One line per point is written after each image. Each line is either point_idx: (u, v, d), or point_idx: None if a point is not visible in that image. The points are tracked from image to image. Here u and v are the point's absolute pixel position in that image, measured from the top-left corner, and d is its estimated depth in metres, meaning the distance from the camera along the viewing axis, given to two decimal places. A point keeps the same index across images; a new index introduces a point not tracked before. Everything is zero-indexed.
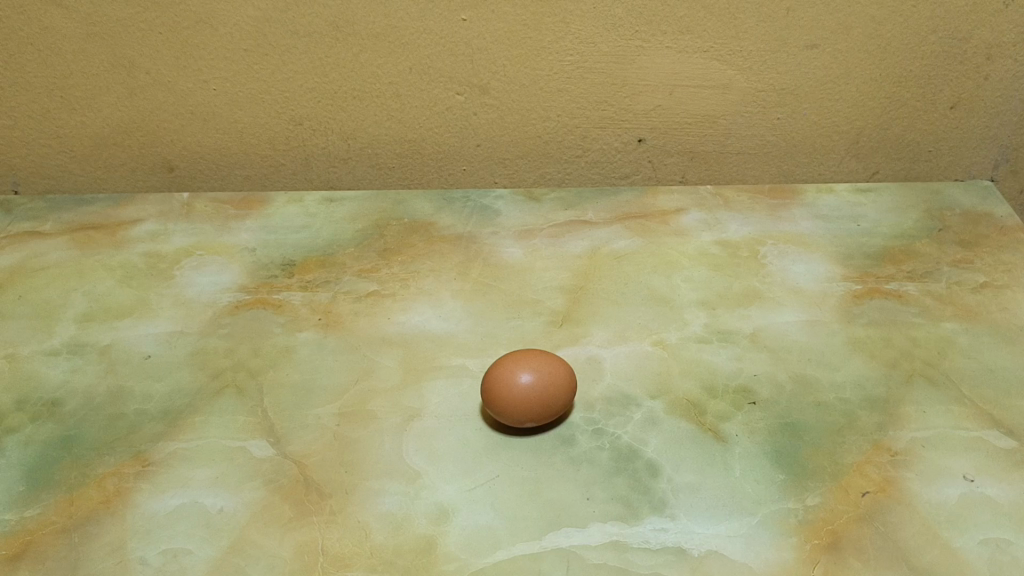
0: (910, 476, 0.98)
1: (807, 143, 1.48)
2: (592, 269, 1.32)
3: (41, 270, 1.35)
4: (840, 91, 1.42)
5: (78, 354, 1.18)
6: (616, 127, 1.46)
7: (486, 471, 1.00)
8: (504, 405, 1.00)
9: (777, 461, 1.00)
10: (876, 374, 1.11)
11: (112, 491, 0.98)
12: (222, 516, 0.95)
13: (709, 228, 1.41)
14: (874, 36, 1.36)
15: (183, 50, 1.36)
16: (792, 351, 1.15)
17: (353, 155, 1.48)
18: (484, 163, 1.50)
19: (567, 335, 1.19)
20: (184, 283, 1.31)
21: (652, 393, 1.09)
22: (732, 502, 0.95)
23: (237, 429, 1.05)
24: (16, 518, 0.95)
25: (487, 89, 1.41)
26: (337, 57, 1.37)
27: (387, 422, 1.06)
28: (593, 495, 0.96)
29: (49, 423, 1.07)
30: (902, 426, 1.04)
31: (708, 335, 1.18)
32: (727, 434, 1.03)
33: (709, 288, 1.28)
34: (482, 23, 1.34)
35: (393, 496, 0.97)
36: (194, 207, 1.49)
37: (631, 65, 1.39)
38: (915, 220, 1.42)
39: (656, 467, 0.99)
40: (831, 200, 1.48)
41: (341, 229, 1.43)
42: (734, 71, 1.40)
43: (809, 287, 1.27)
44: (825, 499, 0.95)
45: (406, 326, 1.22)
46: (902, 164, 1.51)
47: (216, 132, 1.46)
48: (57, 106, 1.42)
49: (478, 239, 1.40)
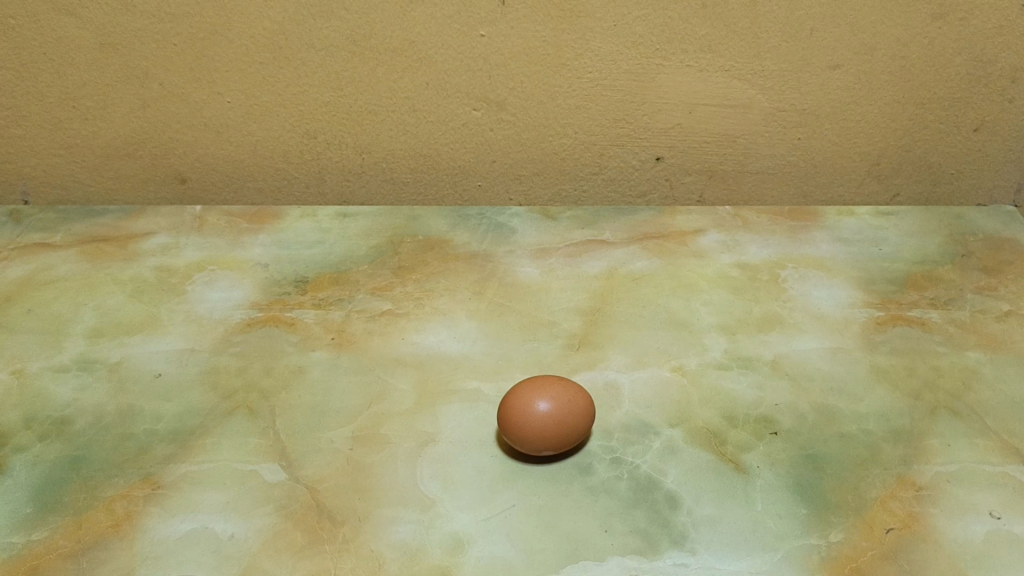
0: (935, 512, 0.95)
1: (828, 164, 1.46)
2: (609, 291, 1.30)
3: (51, 282, 1.33)
4: (863, 112, 1.40)
5: (88, 371, 1.16)
6: (634, 145, 1.44)
7: (502, 500, 0.97)
8: (521, 434, 0.98)
9: (800, 494, 0.97)
10: (901, 405, 1.09)
11: (121, 515, 0.95)
12: (232, 543, 0.92)
13: (728, 250, 1.39)
14: (898, 57, 1.35)
15: (198, 62, 1.35)
16: (814, 380, 1.13)
17: (368, 170, 1.47)
18: (500, 179, 1.48)
19: (584, 359, 1.17)
20: (196, 299, 1.29)
21: (671, 421, 1.07)
22: (754, 537, 0.92)
23: (249, 452, 1.03)
24: (23, 541, 0.92)
25: (505, 105, 1.39)
26: (353, 71, 1.36)
27: (400, 448, 1.04)
28: (611, 527, 0.94)
29: (58, 442, 1.05)
30: (926, 459, 1.02)
31: (728, 362, 1.16)
32: (748, 465, 1.01)
33: (729, 312, 1.26)
34: (501, 39, 1.32)
35: (406, 525, 0.94)
36: (206, 221, 1.47)
37: (650, 83, 1.37)
38: (937, 245, 1.40)
39: (676, 499, 0.97)
40: (852, 223, 1.46)
41: (355, 246, 1.41)
42: (756, 90, 1.38)
43: (831, 313, 1.25)
44: (850, 534, 0.93)
45: (421, 347, 1.20)
46: (923, 187, 1.48)
47: (229, 145, 1.44)
48: (70, 116, 1.41)
49: (494, 257, 1.38)
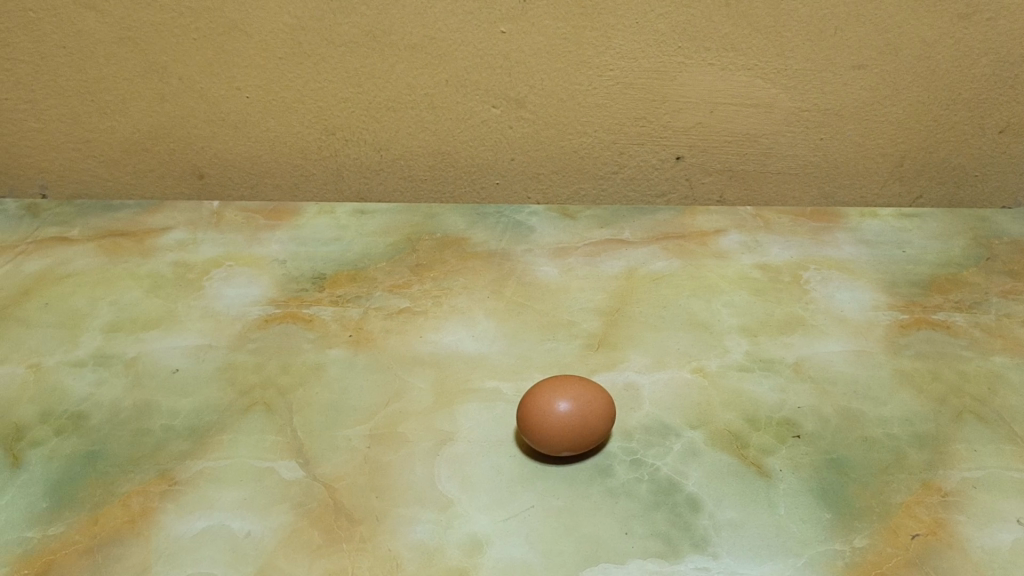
0: (962, 519, 0.94)
1: (850, 165, 1.44)
2: (628, 291, 1.29)
3: (68, 277, 1.33)
4: (887, 113, 1.38)
5: (105, 366, 1.15)
6: (655, 144, 1.42)
7: (521, 501, 0.96)
8: (540, 435, 0.97)
9: (823, 499, 0.96)
10: (925, 410, 1.07)
11: (136, 510, 0.95)
12: (249, 541, 0.91)
13: (749, 251, 1.38)
14: (923, 58, 1.33)
15: (217, 57, 1.35)
16: (837, 383, 1.12)
17: (385, 167, 1.46)
18: (518, 178, 1.47)
19: (603, 359, 1.16)
20: (213, 295, 1.29)
21: (691, 423, 1.06)
22: (777, 542, 0.91)
23: (266, 450, 1.03)
24: (38, 536, 0.92)
25: (524, 103, 1.38)
26: (372, 67, 1.35)
27: (418, 447, 1.03)
28: (631, 530, 0.92)
29: (74, 437, 1.04)
30: (952, 465, 1.00)
31: (750, 363, 1.15)
32: (771, 469, 1.00)
33: (751, 314, 1.24)
34: (522, 36, 1.31)
35: (424, 525, 0.93)
36: (224, 217, 1.47)
37: (672, 82, 1.36)
38: (962, 248, 1.38)
39: (697, 502, 0.96)
40: (876, 225, 1.44)
41: (372, 243, 1.40)
42: (778, 89, 1.36)
43: (854, 316, 1.23)
44: (874, 540, 0.91)
45: (439, 345, 1.19)
46: (947, 189, 1.46)
47: (247, 141, 1.43)
48: (88, 110, 1.41)
49: (512, 256, 1.37)
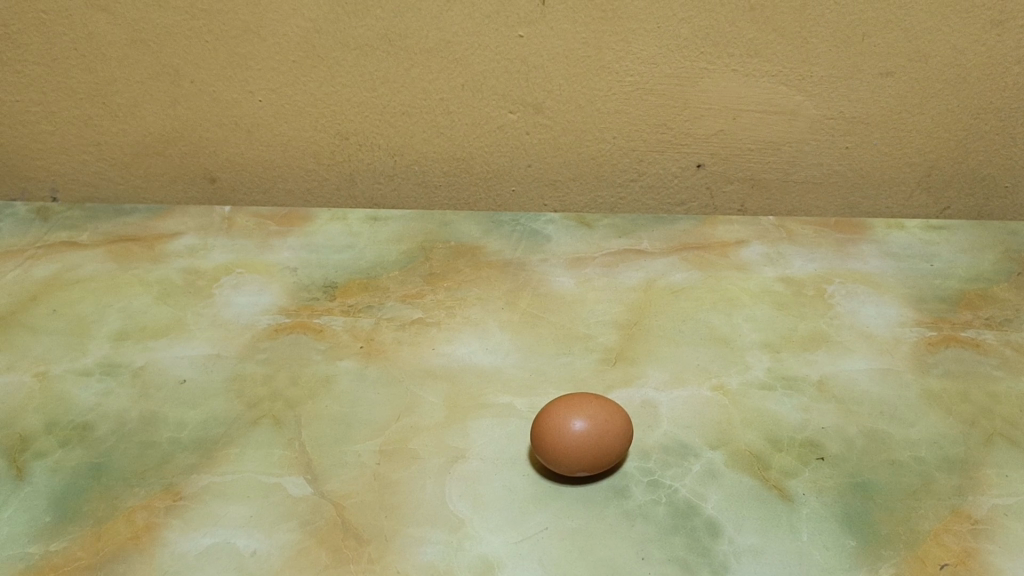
0: (992, 548, 0.90)
1: (876, 174, 1.40)
2: (647, 303, 1.26)
3: (77, 283, 1.31)
4: (915, 121, 1.34)
5: (112, 375, 1.13)
6: (674, 151, 1.39)
7: (534, 522, 0.93)
8: (555, 454, 0.94)
9: (848, 525, 0.92)
10: (954, 433, 1.04)
11: (140, 526, 0.93)
12: (255, 560, 0.89)
13: (771, 264, 1.34)
14: (954, 65, 1.29)
15: (229, 60, 1.33)
16: (863, 404, 1.08)
17: (399, 172, 1.43)
18: (535, 184, 1.44)
19: (620, 375, 1.13)
20: (223, 303, 1.27)
21: (711, 443, 1.02)
22: (799, 570, 0.87)
23: (273, 465, 1.00)
24: (40, 551, 0.90)
25: (542, 108, 1.35)
26: (386, 71, 1.32)
27: (430, 464, 1.00)
28: (647, 555, 0.89)
29: (79, 448, 1.02)
30: (983, 491, 0.96)
31: (772, 381, 1.12)
32: (793, 493, 0.96)
33: (773, 329, 1.21)
34: (539, 40, 1.28)
35: (434, 546, 0.90)
36: (235, 222, 1.44)
37: (693, 88, 1.32)
38: (992, 262, 1.33)
39: (716, 527, 0.92)
40: (903, 237, 1.40)
41: (385, 251, 1.38)
42: (803, 97, 1.33)
43: (880, 332, 1.20)
44: (901, 570, 0.87)
45: (452, 358, 1.16)
46: (975, 200, 1.42)
47: (259, 145, 1.41)
48: (100, 112, 1.39)
49: (527, 266, 1.34)
